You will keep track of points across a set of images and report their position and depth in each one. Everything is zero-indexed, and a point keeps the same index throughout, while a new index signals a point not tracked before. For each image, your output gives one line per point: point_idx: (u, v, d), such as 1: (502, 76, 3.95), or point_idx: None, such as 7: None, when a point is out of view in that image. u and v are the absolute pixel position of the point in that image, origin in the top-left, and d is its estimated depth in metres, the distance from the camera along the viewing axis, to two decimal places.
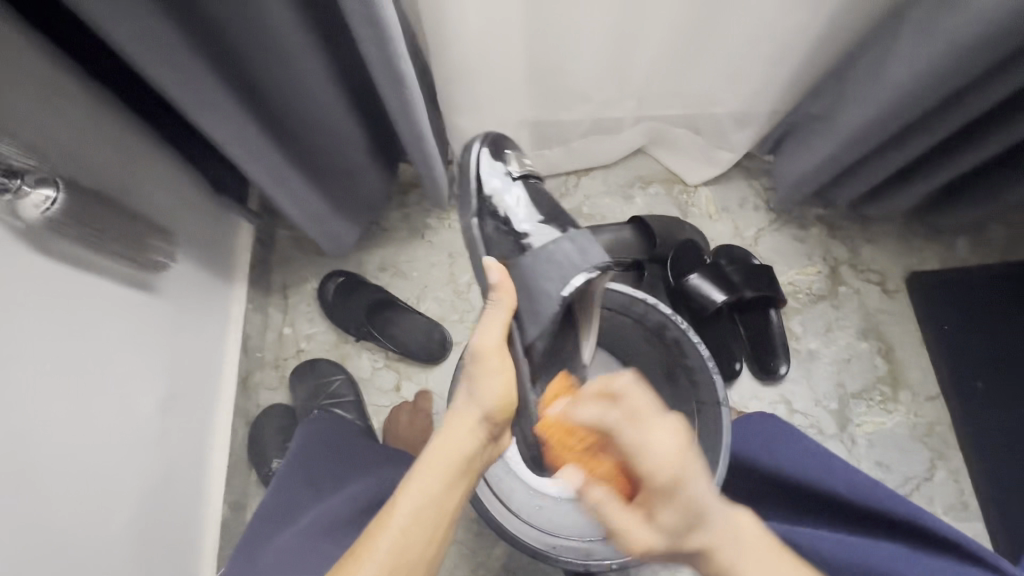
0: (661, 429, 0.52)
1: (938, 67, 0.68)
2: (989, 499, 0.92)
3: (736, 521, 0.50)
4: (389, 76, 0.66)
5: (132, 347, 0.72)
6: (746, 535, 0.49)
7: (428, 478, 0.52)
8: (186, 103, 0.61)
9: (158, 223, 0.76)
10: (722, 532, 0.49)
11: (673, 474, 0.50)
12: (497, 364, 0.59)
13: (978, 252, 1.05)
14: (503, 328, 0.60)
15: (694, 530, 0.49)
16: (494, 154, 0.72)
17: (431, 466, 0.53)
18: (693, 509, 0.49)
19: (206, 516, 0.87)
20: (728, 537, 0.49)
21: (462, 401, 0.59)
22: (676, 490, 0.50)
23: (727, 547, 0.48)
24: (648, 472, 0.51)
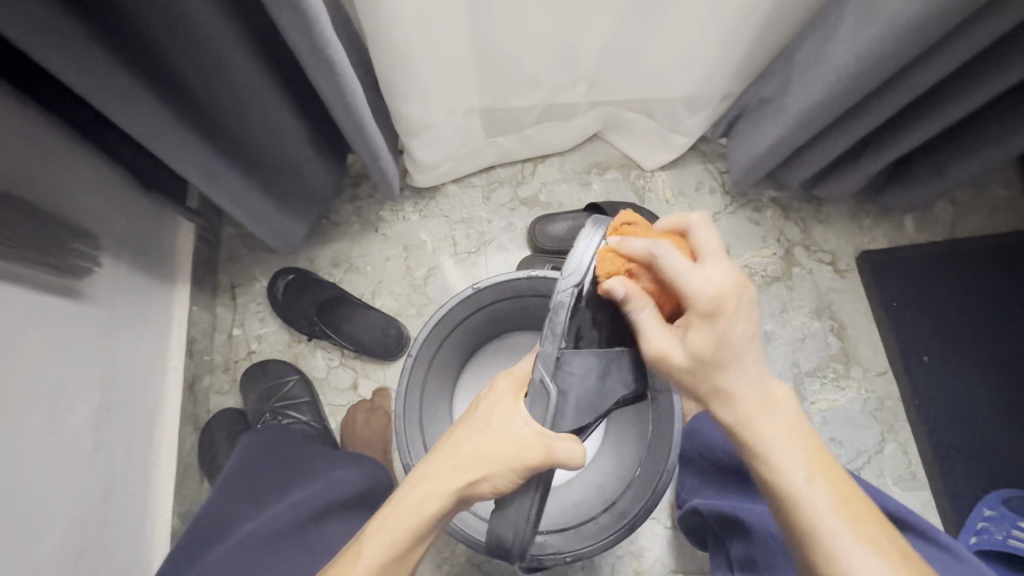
0: (719, 264, 0.47)
1: (876, 49, 0.69)
2: (935, 468, 0.95)
3: (760, 387, 0.47)
4: (319, 62, 0.62)
5: (59, 359, 0.67)
6: (764, 402, 0.47)
7: (401, 530, 0.47)
8: (93, 93, 0.57)
9: (76, 226, 0.71)
10: (748, 388, 0.47)
11: (716, 292, 0.46)
12: (519, 464, 0.50)
13: (924, 231, 1.07)
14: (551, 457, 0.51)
15: (720, 367, 0.47)
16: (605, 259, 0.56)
17: (410, 515, 0.48)
18: (738, 359, 0.47)
19: (154, 526, 0.84)
20: (760, 405, 0.46)
21: (477, 450, 0.51)
22: (722, 311, 0.46)
23: (749, 406, 0.46)
24: (698, 297, 0.46)
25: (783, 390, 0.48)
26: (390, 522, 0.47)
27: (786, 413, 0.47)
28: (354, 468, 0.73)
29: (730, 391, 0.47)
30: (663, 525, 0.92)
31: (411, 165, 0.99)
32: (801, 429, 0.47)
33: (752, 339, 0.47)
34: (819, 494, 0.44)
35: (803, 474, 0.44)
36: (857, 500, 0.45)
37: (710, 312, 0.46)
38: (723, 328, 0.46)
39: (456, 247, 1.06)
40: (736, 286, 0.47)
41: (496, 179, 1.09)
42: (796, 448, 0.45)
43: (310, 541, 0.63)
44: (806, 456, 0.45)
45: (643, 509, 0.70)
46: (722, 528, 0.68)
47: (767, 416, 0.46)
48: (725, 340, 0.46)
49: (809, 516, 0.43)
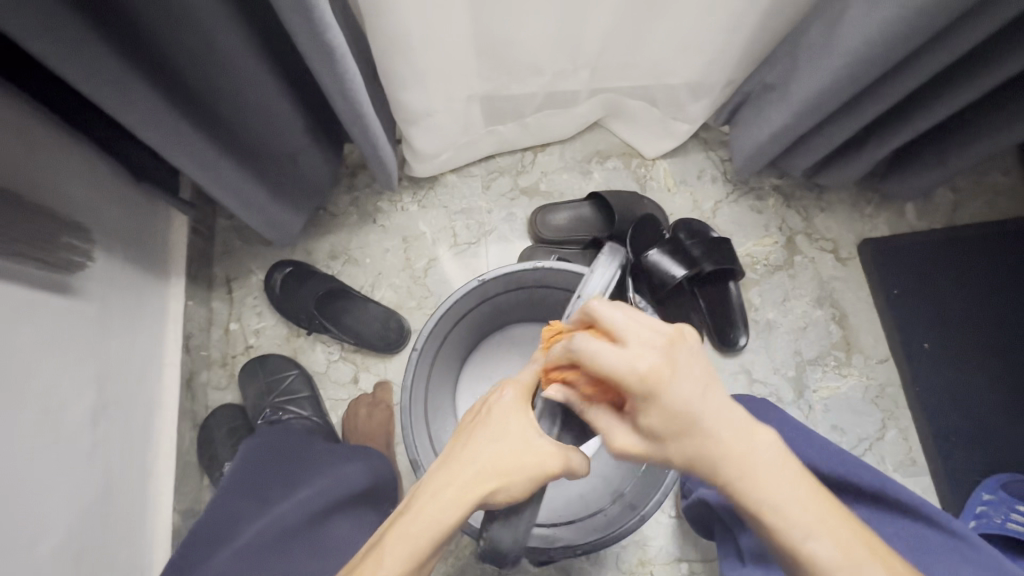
0: (637, 337, 0.42)
1: (885, 35, 0.68)
2: (935, 454, 0.96)
3: (737, 442, 0.43)
4: (318, 48, 0.61)
5: (51, 356, 0.65)
6: (748, 459, 0.43)
7: (422, 539, 0.44)
8: (82, 78, 0.55)
9: (67, 218, 0.69)
10: (725, 446, 0.43)
11: (643, 380, 0.41)
12: (543, 473, 0.49)
13: (925, 218, 1.07)
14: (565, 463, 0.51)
15: (686, 437, 0.43)
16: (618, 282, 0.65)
17: (431, 523, 0.44)
18: (702, 425, 0.43)
19: (154, 525, 0.83)
20: (742, 468, 0.43)
21: (496, 457, 0.48)
22: (659, 392, 0.42)
23: (733, 470, 0.43)
24: (626, 384, 0.42)
25: (772, 443, 0.44)
26: (411, 530, 0.44)
27: (766, 469, 0.43)
28: (359, 462, 0.72)
29: (710, 458, 0.43)
30: (667, 514, 0.92)
31: (410, 155, 0.97)
32: (791, 481, 0.43)
33: (706, 393, 0.42)
34: (823, 545, 0.42)
35: (797, 531, 0.42)
36: (863, 545, 0.42)
37: (647, 395, 0.42)
38: (669, 406, 0.42)
39: (456, 239, 1.04)
40: (668, 351, 0.42)
41: (495, 169, 1.07)
42: (790, 511, 0.43)
43: (317, 540, 0.63)
44: (802, 511, 0.43)
45: (655, 500, 0.68)
46: (731, 517, 0.68)
47: (750, 478, 0.43)
48: (677, 414, 0.42)
49: (811, 566, 0.42)
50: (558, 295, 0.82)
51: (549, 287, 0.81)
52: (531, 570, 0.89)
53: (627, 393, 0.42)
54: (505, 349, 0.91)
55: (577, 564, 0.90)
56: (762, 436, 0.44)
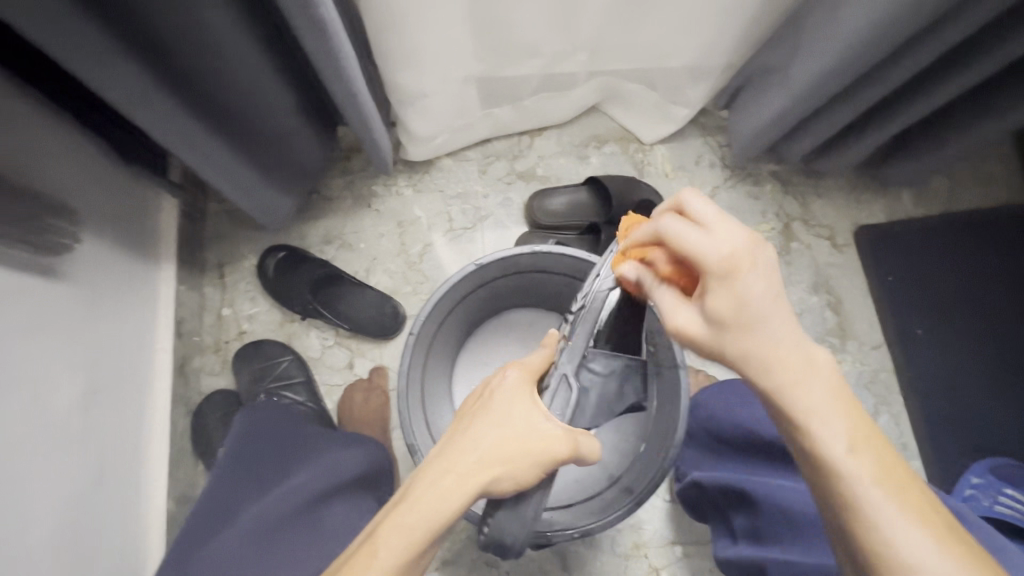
0: (726, 228, 0.41)
1: (888, 18, 0.67)
2: (925, 438, 0.97)
3: (796, 349, 0.41)
4: (310, 23, 0.59)
5: (39, 340, 0.64)
6: (803, 370, 0.41)
7: (419, 531, 0.43)
8: (65, 53, 0.53)
9: (53, 200, 0.67)
10: (780, 341, 0.41)
11: (724, 262, 0.40)
12: (545, 461, 0.49)
13: (921, 205, 1.07)
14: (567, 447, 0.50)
15: (745, 329, 0.41)
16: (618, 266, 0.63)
17: (430, 512, 0.44)
18: (762, 325, 0.41)
19: (148, 510, 0.83)
20: (799, 373, 0.40)
21: (499, 444, 0.48)
22: (734, 276, 0.40)
23: (785, 370, 0.40)
24: (705, 264, 0.40)
25: (826, 357, 0.42)
26: (410, 517, 0.43)
27: (821, 382, 0.41)
28: (358, 448, 0.72)
29: (760, 355, 0.41)
30: (661, 497, 0.93)
31: (404, 138, 0.96)
32: (840, 397, 0.41)
33: (777, 301, 0.41)
34: (865, 464, 0.39)
35: (841, 456, 0.39)
36: (904, 482, 0.39)
37: (720, 276, 0.40)
38: (740, 292, 0.40)
39: (451, 224, 1.03)
40: (750, 246, 0.41)
41: (491, 153, 1.06)
42: (832, 428, 0.39)
43: (317, 525, 0.62)
44: (848, 432, 0.39)
45: (651, 484, 0.68)
46: (726, 500, 0.69)
47: (803, 380, 0.40)
48: (744, 301, 0.40)
49: (848, 488, 0.39)
50: (554, 281, 0.81)
51: (544, 272, 0.80)
52: (527, 553, 0.90)
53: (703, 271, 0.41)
54: (499, 335, 0.91)
55: (573, 547, 0.91)
56: (819, 349, 0.42)
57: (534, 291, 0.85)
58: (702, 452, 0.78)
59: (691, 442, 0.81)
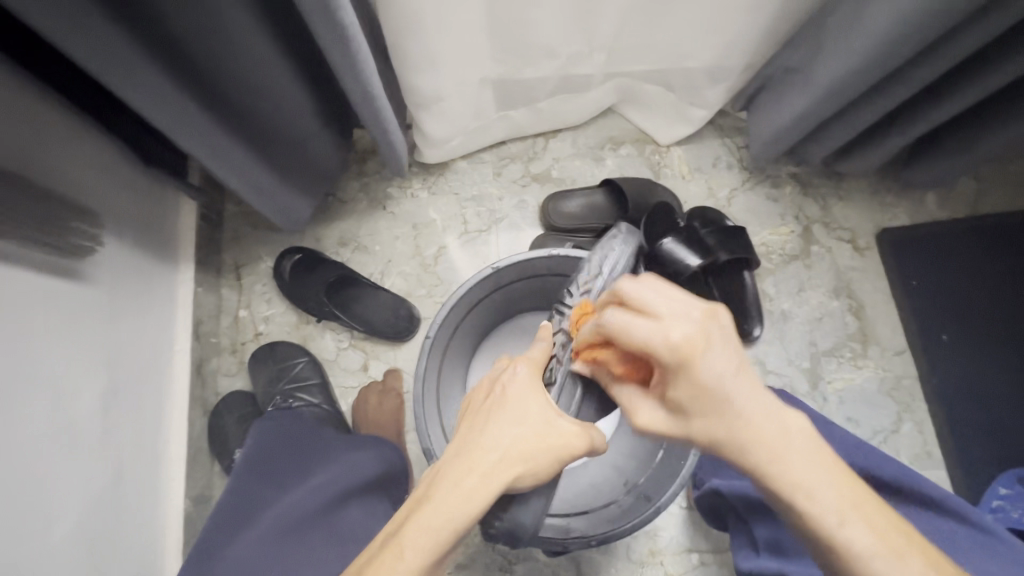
0: (674, 312, 0.42)
1: (917, 16, 0.65)
2: (951, 447, 0.95)
3: (769, 422, 0.42)
4: (329, 26, 0.59)
5: (61, 342, 0.65)
6: (784, 456, 0.41)
7: (444, 533, 0.42)
8: (89, 56, 0.54)
9: (76, 203, 0.67)
10: (751, 418, 0.42)
11: (675, 351, 0.41)
12: (562, 455, 0.49)
13: (946, 208, 1.05)
14: (585, 441, 0.51)
15: (710, 414, 0.43)
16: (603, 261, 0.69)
17: (454, 512, 0.43)
18: (727, 400, 0.42)
19: (166, 511, 0.83)
20: (777, 447, 0.42)
21: (519, 442, 0.47)
22: (690, 363, 0.42)
23: (762, 450, 0.42)
24: (659, 356, 0.42)
25: (801, 420, 0.43)
26: (431, 517, 0.43)
27: (797, 459, 0.41)
28: (372, 450, 0.72)
29: (733, 435, 0.42)
30: (678, 504, 0.91)
31: (419, 140, 0.96)
32: (824, 462, 0.42)
33: (739, 374, 0.42)
34: (858, 534, 0.39)
35: (835, 528, 0.40)
36: (904, 538, 0.40)
37: (677, 366, 0.42)
38: (698, 377, 0.42)
39: (466, 226, 1.03)
40: (703, 325, 0.42)
41: (506, 155, 1.06)
42: (818, 504, 0.40)
43: (335, 525, 0.62)
44: (837, 498, 0.40)
45: (671, 492, 0.67)
46: (745, 509, 0.68)
47: (780, 459, 0.41)
48: (705, 387, 0.42)
49: (849, 557, 0.39)
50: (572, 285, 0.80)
51: (562, 275, 0.79)
52: (541, 559, 0.89)
53: (658, 363, 0.42)
54: (514, 338, 0.90)
55: (588, 554, 0.90)
56: (792, 412, 0.43)
57: (550, 295, 0.85)
58: (722, 461, 0.78)
59: (709, 451, 0.80)
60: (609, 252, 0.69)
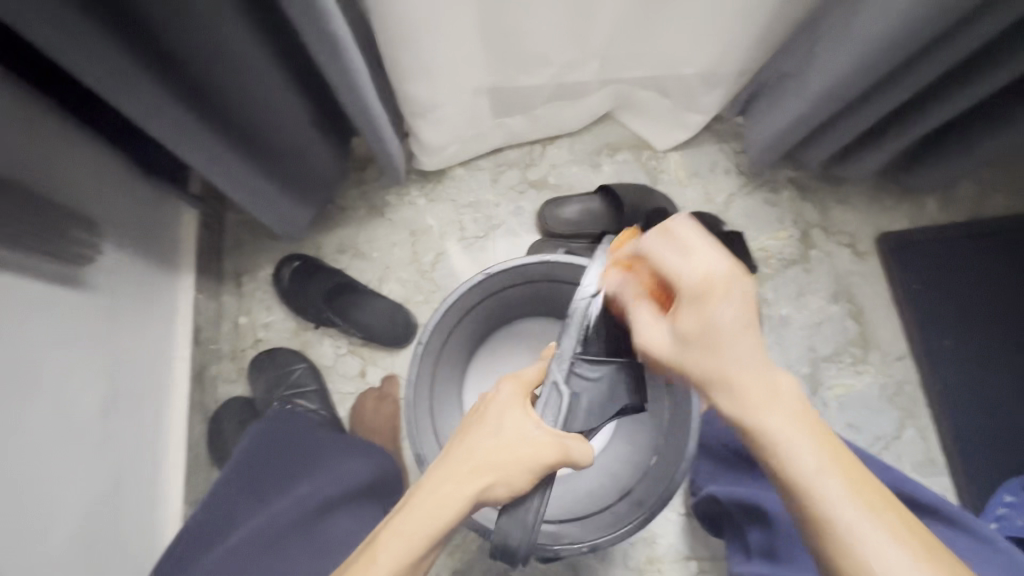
0: (709, 253, 0.46)
1: (907, 20, 0.65)
2: (954, 453, 0.93)
3: (761, 373, 0.45)
4: (321, 38, 0.60)
5: (61, 349, 0.66)
6: (765, 407, 0.44)
7: (413, 543, 0.43)
8: (88, 68, 0.55)
9: (77, 212, 0.69)
10: (746, 366, 0.44)
11: (697, 281, 0.45)
12: (537, 466, 0.46)
13: (948, 210, 1.04)
14: (560, 450, 0.47)
15: (710, 351, 0.45)
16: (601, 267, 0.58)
17: (423, 525, 0.44)
18: (734, 341, 0.45)
19: (165, 516, 0.84)
20: (764, 397, 0.44)
21: (488, 452, 0.47)
22: (708, 297, 0.45)
23: (750, 390, 0.44)
24: (683, 286, 0.46)
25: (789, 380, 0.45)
26: (398, 538, 0.43)
27: (780, 412, 0.43)
28: (361, 458, 0.73)
29: (726, 370, 0.45)
30: (676, 510, 0.91)
31: (417, 148, 0.96)
32: (808, 420, 0.44)
33: (749, 322, 0.45)
34: (834, 485, 0.41)
35: (811, 487, 0.41)
36: (882, 499, 0.41)
37: (696, 299, 0.45)
38: (711, 315, 0.45)
39: (464, 232, 1.03)
40: (731, 269, 0.45)
41: (504, 162, 1.06)
42: (797, 458, 0.42)
43: (319, 533, 0.64)
44: (817, 447, 0.42)
45: (662, 499, 0.68)
46: (742, 516, 0.68)
47: (768, 405, 0.43)
48: (711, 326, 0.45)
49: (821, 506, 0.41)
50: (566, 290, 0.81)
51: (555, 280, 0.79)
52: (538, 565, 0.89)
53: (679, 292, 0.46)
54: (509, 342, 0.90)
55: (585, 561, 0.89)
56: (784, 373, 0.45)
57: (545, 300, 0.85)
58: (717, 467, 0.78)
59: (705, 456, 0.80)
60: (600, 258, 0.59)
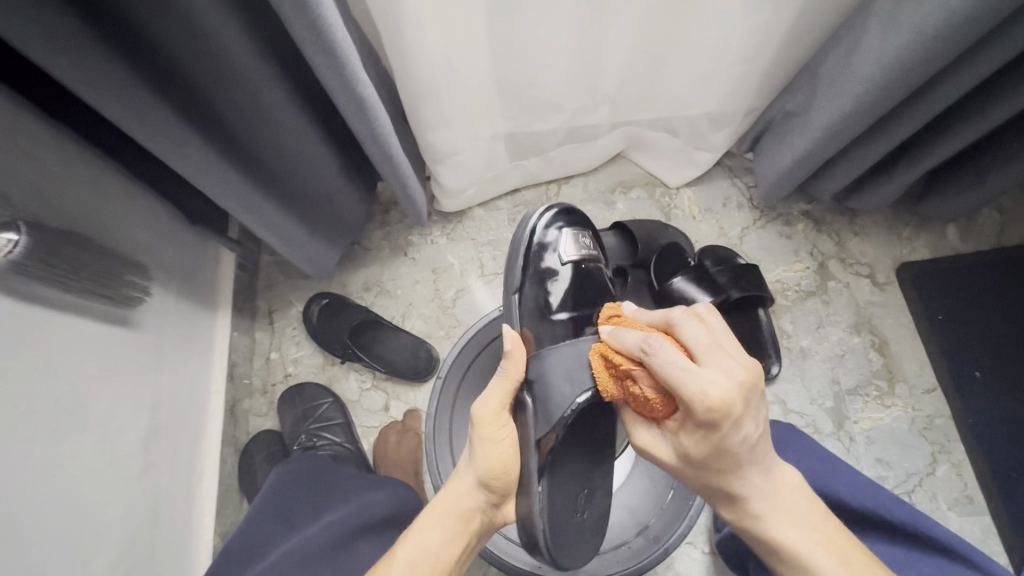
0: (712, 369, 0.48)
1: (901, 62, 0.68)
2: (995, 491, 0.90)
3: (766, 478, 0.54)
4: (352, 101, 0.67)
5: (109, 386, 0.71)
6: (773, 496, 0.54)
7: (429, 520, 0.61)
8: (147, 135, 0.61)
9: (131, 258, 0.75)
10: (748, 476, 0.53)
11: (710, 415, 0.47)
12: (482, 420, 0.64)
13: (969, 240, 1.03)
14: (501, 398, 0.64)
15: (724, 466, 0.52)
16: (545, 237, 0.77)
17: (434, 508, 0.62)
18: (737, 459, 0.51)
19: (197, 547, 0.87)
20: (768, 499, 0.54)
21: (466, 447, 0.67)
22: (718, 424, 0.48)
23: (756, 496, 0.54)
24: (694, 412, 0.48)
25: (783, 472, 0.55)
26: (412, 542, 0.58)
27: (787, 496, 0.54)
28: (383, 491, 0.75)
29: (732, 481, 0.53)
30: (700, 550, 0.88)
31: (438, 191, 1.02)
32: (812, 518, 0.54)
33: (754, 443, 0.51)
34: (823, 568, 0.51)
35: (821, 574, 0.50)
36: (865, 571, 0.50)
37: (705, 423, 0.48)
38: (725, 441, 0.49)
39: (484, 269, 1.07)
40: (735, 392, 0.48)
41: (520, 202, 1.11)
42: (803, 544, 0.52)
43: (343, 559, 0.65)
44: (816, 536, 0.53)
45: (679, 534, 0.78)
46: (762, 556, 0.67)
47: (776, 501, 0.54)
48: (730, 452, 0.50)
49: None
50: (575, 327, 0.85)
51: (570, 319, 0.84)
52: None
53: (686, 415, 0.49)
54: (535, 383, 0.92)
55: None
56: (785, 472, 0.56)
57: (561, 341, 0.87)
58: None
59: None
60: (548, 229, 0.77)
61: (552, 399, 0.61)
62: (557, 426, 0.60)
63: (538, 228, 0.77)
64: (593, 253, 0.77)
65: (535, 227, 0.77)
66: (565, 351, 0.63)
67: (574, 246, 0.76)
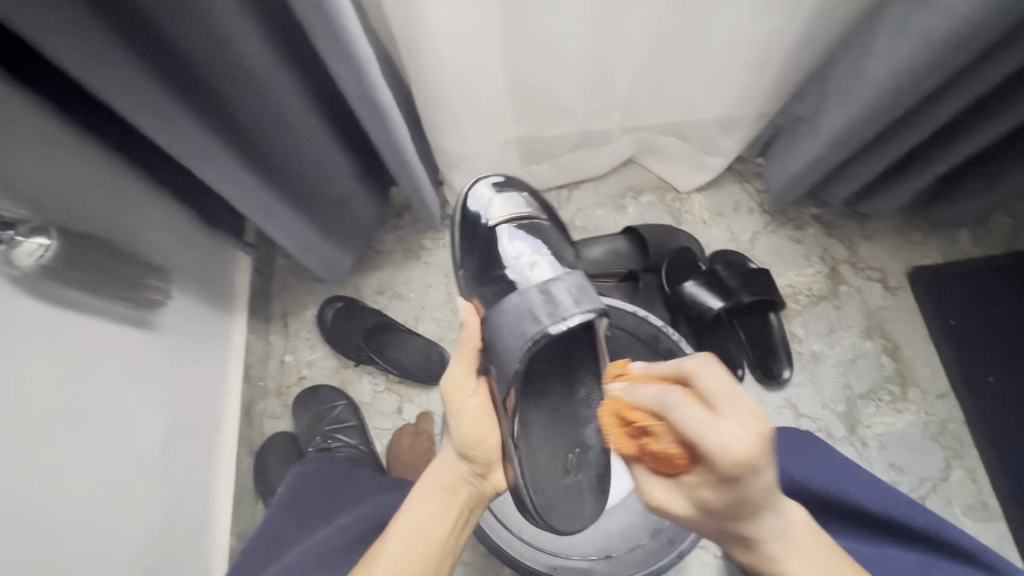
0: (734, 422, 0.44)
1: (911, 68, 0.69)
2: (1009, 497, 0.89)
3: (784, 528, 0.51)
4: (369, 108, 0.68)
5: (130, 386, 0.72)
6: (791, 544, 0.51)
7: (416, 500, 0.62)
8: (171, 142, 0.63)
9: (152, 262, 0.77)
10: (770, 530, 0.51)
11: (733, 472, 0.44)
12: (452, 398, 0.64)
13: (981, 244, 1.03)
14: (465, 371, 0.64)
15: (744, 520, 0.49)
16: (478, 205, 0.76)
17: (421, 487, 0.63)
18: (757, 511, 0.49)
19: (213, 547, 0.88)
20: (788, 549, 0.51)
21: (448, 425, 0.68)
22: (742, 481, 0.45)
23: (775, 549, 0.51)
24: (716, 468, 0.44)
25: (798, 515, 0.52)
26: (403, 522, 0.59)
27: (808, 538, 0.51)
28: (399, 492, 0.76)
29: (753, 535, 0.51)
30: (713, 553, 0.89)
31: (451, 196, 1.03)
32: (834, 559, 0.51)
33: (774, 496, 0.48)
34: None
35: None
36: None
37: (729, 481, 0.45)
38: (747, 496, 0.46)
39: None
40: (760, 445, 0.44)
41: None
42: None
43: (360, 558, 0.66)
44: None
45: (695, 539, 0.77)
46: None
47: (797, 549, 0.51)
48: (753, 505, 0.48)
49: None
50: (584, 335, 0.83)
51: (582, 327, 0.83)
52: None
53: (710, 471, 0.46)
54: None
55: None
56: (795, 511, 0.52)
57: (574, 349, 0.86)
58: None
59: None
60: (481, 197, 0.77)
61: (502, 350, 0.59)
62: (514, 376, 0.57)
63: (470, 195, 0.77)
64: (529, 208, 0.77)
65: (467, 198, 0.77)
66: (509, 304, 0.61)
67: (508, 207, 0.76)
